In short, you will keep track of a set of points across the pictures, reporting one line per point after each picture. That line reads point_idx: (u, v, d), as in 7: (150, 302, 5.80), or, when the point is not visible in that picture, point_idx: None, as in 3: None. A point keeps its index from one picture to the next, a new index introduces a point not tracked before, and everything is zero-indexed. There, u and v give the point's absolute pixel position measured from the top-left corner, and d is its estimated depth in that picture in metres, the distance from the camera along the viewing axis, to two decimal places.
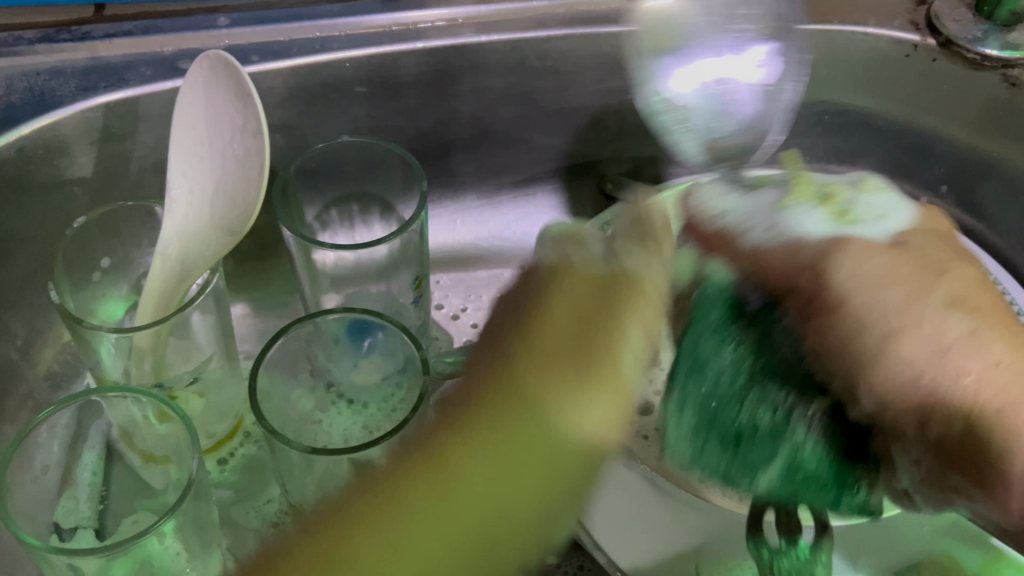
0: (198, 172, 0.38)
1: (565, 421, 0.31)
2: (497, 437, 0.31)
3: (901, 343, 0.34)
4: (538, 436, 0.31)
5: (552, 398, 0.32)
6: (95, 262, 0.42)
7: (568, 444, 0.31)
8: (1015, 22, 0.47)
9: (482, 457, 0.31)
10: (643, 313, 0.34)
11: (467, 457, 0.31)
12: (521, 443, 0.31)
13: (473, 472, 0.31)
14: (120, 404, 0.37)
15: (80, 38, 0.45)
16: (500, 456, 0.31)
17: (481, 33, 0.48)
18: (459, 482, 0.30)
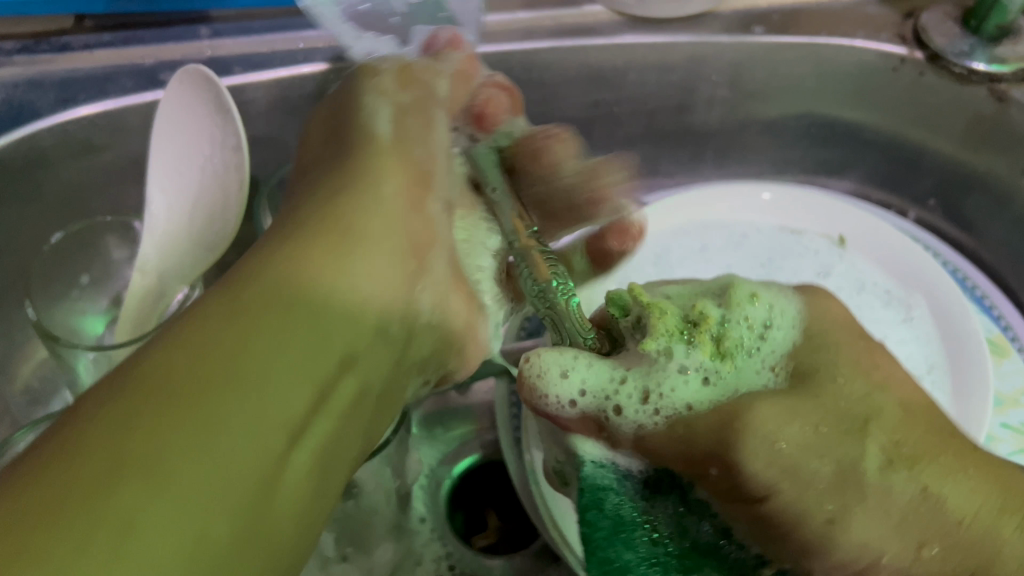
0: (178, 187, 0.37)
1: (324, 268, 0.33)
2: (205, 396, 0.27)
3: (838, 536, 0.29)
4: (310, 321, 0.31)
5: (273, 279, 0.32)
6: (76, 279, 0.42)
7: (273, 333, 0.30)
8: (1001, 36, 0.47)
9: (279, 318, 0.31)
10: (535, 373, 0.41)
11: (266, 352, 0.29)
12: (268, 311, 0.31)
13: (266, 353, 0.29)
14: None
15: (59, 50, 0.43)
16: (197, 413, 0.26)
17: (466, 44, 0.48)
18: (255, 397, 0.28)
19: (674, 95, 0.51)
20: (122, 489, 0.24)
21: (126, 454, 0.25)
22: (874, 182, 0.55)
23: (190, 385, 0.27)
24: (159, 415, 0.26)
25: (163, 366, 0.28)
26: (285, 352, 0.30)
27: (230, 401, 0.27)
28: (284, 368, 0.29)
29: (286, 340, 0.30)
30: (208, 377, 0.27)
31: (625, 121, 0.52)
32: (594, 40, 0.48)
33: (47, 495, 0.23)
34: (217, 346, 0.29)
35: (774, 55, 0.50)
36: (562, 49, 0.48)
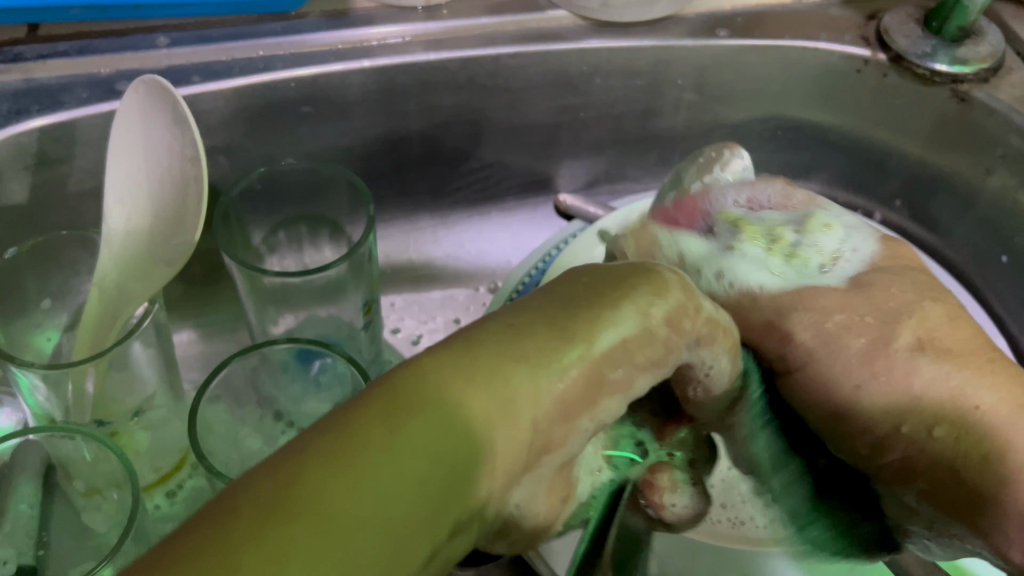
0: (137, 202, 0.36)
1: (487, 466, 0.21)
2: (531, 366, 0.22)
3: (917, 361, 0.33)
4: (451, 500, 0.20)
5: (409, 466, 0.19)
6: (38, 303, 0.41)
7: (402, 472, 0.19)
8: (963, 38, 0.48)
9: (395, 479, 0.19)
10: (668, 297, 0.25)
11: (400, 468, 0.19)
12: (408, 453, 0.19)
13: (366, 475, 0.18)
14: (60, 441, 0.36)
15: (12, 60, 0.43)
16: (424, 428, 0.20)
17: (429, 50, 0.47)
18: (348, 500, 0.18)
19: (640, 99, 0.51)
20: (303, 499, 0.18)
21: (346, 499, 0.18)
22: (839, 185, 0.55)
23: (332, 460, 0.18)
24: (341, 462, 0.18)
25: (339, 479, 0.18)
26: (408, 452, 0.19)
27: (363, 505, 0.18)
28: (356, 529, 0.18)
29: (395, 485, 0.19)
30: (338, 467, 0.18)
31: (592, 125, 0.52)
32: (559, 44, 0.48)
33: (356, 522, 0.18)
34: (314, 483, 0.18)
35: (739, 58, 0.50)
36: (527, 55, 0.48)
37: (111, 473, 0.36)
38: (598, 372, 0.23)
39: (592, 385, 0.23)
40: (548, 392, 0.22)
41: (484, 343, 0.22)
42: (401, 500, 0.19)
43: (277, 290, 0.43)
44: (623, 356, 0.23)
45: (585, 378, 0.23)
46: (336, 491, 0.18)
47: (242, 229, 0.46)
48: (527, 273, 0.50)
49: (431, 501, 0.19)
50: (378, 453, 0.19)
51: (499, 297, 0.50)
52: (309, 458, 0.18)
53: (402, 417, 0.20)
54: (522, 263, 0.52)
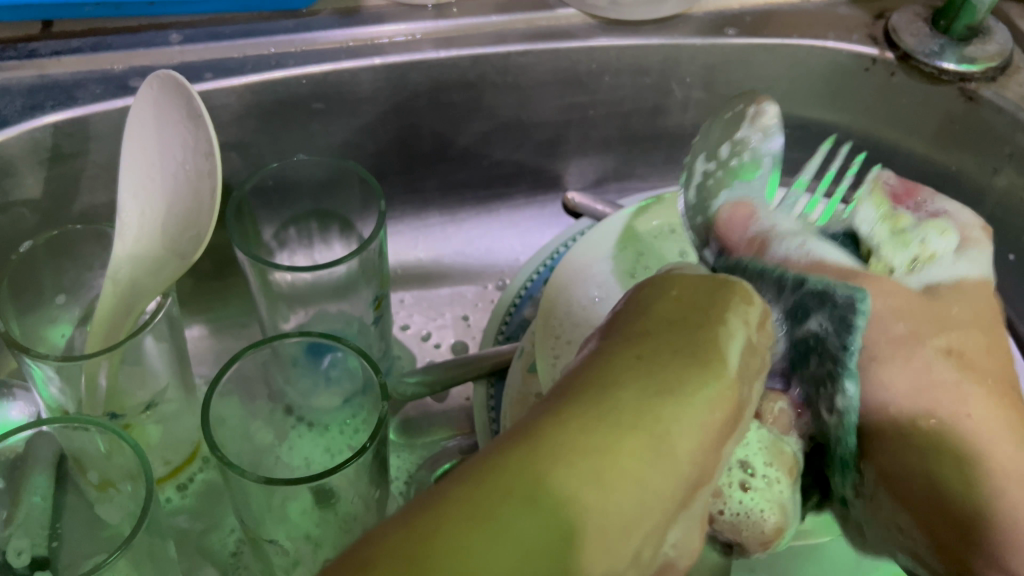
0: (150, 195, 0.36)
1: (642, 478, 0.22)
2: (682, 389, 0.23)
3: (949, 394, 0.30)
4: (608, 496, 0.21)
5: (651, 471, 0.22)
6: (52, 298, 0.42)
7: (577, 497, 0.21)
8: (969, 36, 0.48)
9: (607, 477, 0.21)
10: (756, 308, 0.26)
11: (561, 482, 0.21)
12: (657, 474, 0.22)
13: (592, 495, 0.21)
14: (74, 434, 0.36)
15: (27, 56, 0.44)
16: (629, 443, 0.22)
17: (440, 48, 0.47)
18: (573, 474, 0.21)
19: (648, 97, 0.51)
20: (552, 479, 0.21)
21: (536, 509, 0.20)
22: None
23: (517, 441, 0.22)
24: (603, 462, 0.21)
25: (583, 468, 0.21)
26: (596, 470, 0.21)
27: (597, 506, 0.21)
28: (608, 507, 0.21)
29: (594, 489, 0.21)
30: (500, 498, 0.20)
31: (601, 123, 0.53)
32: (569, 42, 0.48)
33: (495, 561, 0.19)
34: (506, 470, 0.21)
35: (747, 57, 0.50)
36: (537, 52, 0.48)
37: (125, 465, 0.36)
38: (736, 402, 0.24)
39: (733, 410, 0.24)
40: (689, 414, 0.23)
41: (578, 389, 0.23)
42: (615, 505, 0.21)
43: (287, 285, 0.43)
44: (747, 375, 0.25)
45: (729, 407, 0.24)
46: (513, 467, 0.21)
47: (253, 224, 0.46)
48: (535, 271, 0.51)
49: (665, 487, 0.22)
50: (574, 465, 0.21)
51: (508, 293, 0.50)
52: (573, 456, 0.21)
53: (531, 489, 0.20)
54: (530, 260, 0.52)
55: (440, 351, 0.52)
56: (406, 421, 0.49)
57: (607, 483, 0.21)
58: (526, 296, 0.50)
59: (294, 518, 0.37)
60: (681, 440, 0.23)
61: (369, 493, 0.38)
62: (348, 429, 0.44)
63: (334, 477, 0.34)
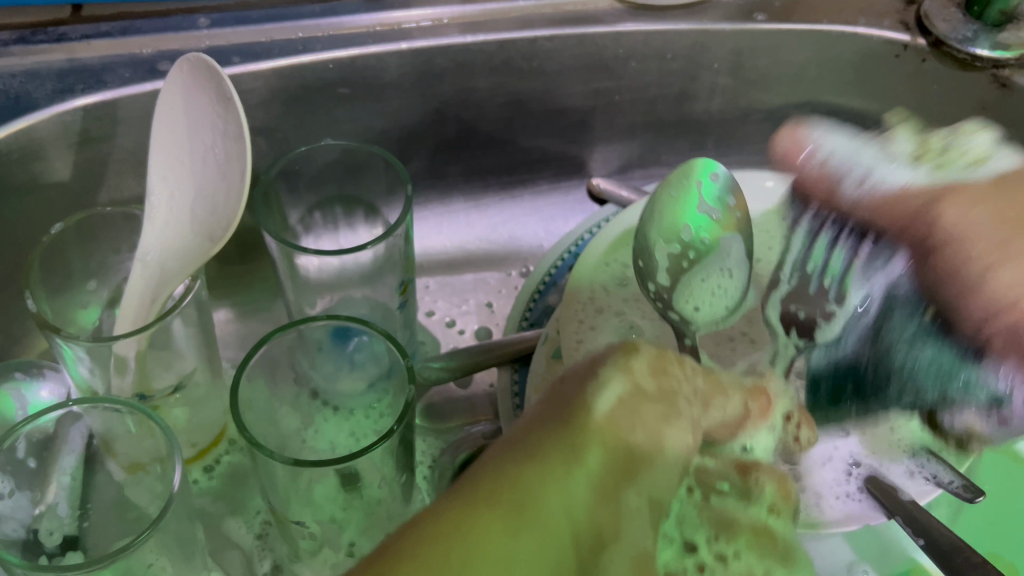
0: (178, 177, 0.37)
1: (521, 527, 0.28)
2: (563, 463, 0.30)
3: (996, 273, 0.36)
4: (525, 527, 0.28)
5: (551, 504, 0.29)
6: (81, 281, 0.42)
7: (496, 551, 0.27)
8: (1004, 23, 0.48)
9: (528, 522, 0.28)
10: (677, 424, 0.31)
11: (477, 550, 0.27)
12: (559, 511, 0.29)
13: (495, 553, 0.27)
14: (103, 415, 0.37)
15: (56, 40, 0.44)
16: (527, 510, 0.28)
17: (466, 33, 0.47)
18: (488, 557, 0.27)
19: (675, 84, 0.51)
20: (477, 526, 0.27)
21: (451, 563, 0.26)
22: None
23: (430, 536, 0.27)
24: (495, 526, 0.28)
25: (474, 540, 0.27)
26: (494, 542, 0.27)
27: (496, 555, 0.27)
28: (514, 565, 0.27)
29: (487, 541, 0.27)
30: (423, 548, 0.27)
31: (627, 109, 0.52)
32: (596, 28, 0.48)
33: None
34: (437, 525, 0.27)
35: (775, 43, 0.49)
36: (564, 38, 0.48)
37: (153, 445, 0.36)
38: (616, 439, 0.30)
39: (622, 456, 0.30)
40: (573, 480, 0.29)
41: (480, 475, 0.30)
42: (538, 539, 0.28)
43: (314, 273, 0.43)
44: (629, 417, 0.31)
45: (609, 461, 0.30)
46: (441, 529, 0.27)
47: (280, 208, 0.46)
48: (558, 258, 0.51)
49: (542, 534, 0.28)
50: (470, 539, 0.27)
51: (531, 281, 0.50)
52: (469, 515, 0.28)
53: (452, 537, 0.27)
54: (554, 247, 0.52)
55: (464, 337, 0.52)
56: (429, 406, 0.49)
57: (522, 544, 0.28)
58: (550, 283, 0.50)
59: (318, 501, 0.37)
60: (558, 512, 0.29)
61: (395, 478, 0.38)
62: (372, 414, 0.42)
63: (360, 460, 0.34)
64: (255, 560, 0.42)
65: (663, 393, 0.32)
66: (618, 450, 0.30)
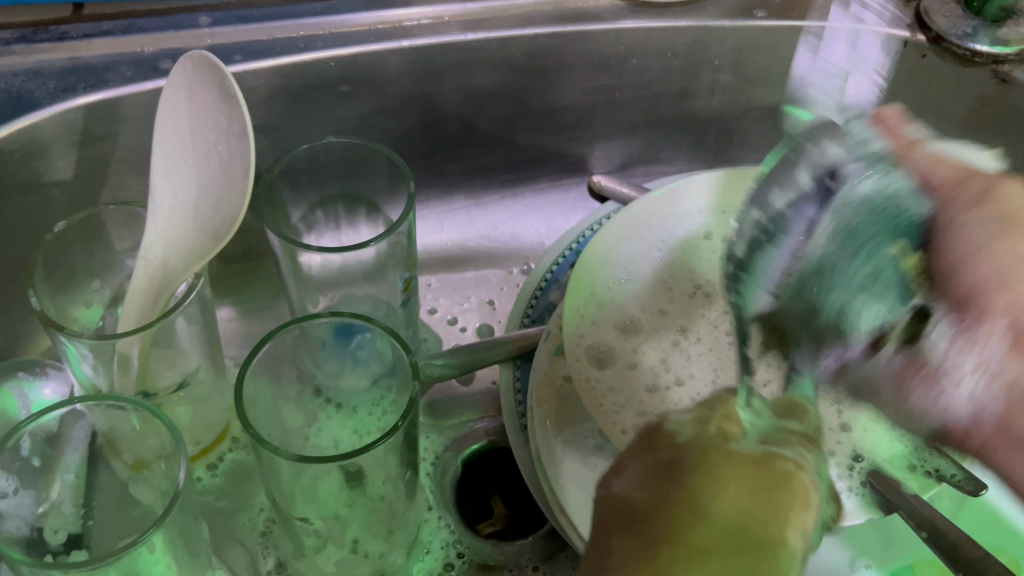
0: (182, 175, 0.37)
1: None
2: (670, 564, 0.27)
3: (1005, 236, 0.32)
4: None
5: None
6: (84, 280, 0.42)
7: None
8: (1003, 19, 0.48)
9: None
10: (811, 511, 0.29)
11: None
12: (674, 573, 0.26)
13: None
14: (107, 413, 0.37)
15: (58, 39, 0.44)
16: None
17: (467, 31, 0.47)
18: None
19: (676, 81, 0.51)
20: None
21: None
22: None
23: None
24: None
25: None
26: None
27: None
28: None
29: None
30: None
31: (627, 106, 0.52)
32: (596, 25, 0.48)
33: None
34: None
35: (775, 39, 0.50)
36: (564, 35, 0.48)
37: (157, 443, 0.36)
38: (727, 530, 0.27)
39: (732, 537, 0.27)
40: (683, 570, 0.26)
41: None
42: None
43: (316, 272, 0.44)
44: (731, 501, 0.28)
45: (723, 537, 0.27)
46: None
47: (283, 207, 0.46)
48: (559, 256, 0.51)
49: None
50: None
51: (533, 277, 0.50)
52: None
53: None
54: (555, 245, 0.52)
55: (466, 334, 0.52)
56: (432, 403, 0.49)
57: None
58: (551, 279, 0.50)
59: (322, 498, 0.37)
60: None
61: (399, 474, 0.38)
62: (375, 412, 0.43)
63: (364, 456, 0.34)
64: (258, 557, 0.42)
65: (770, 470, 0.29)
66: (715, 523, 0.28)
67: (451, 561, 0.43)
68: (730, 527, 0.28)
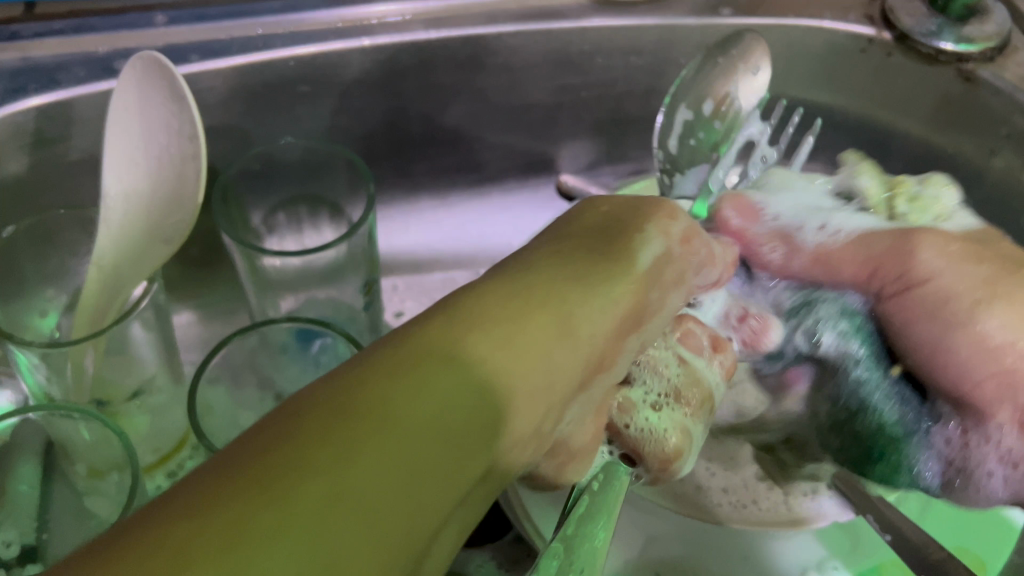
0: (134, 176, 0.35)
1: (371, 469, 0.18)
2: (372, 434, 0.18)
3: (986, 310, 0.34)
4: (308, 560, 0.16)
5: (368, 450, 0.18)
6: (37, 286, 0.41)
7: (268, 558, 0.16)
8: (968, 16, 0.48)
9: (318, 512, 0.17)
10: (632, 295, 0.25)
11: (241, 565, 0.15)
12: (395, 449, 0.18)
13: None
14: (59, 423, 0.36)
15: (9, 37, 0.43)
16: (305, 511, 0.17)
17: (430, 29, 0.47)
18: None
19: (642, 79, 0.51)
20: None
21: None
22: None
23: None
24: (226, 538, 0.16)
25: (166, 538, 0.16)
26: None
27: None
28: None
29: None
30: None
31: (593, 106, 0.52)
32: (561, 23, 0.48)
33: None
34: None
35: None
36: (528, 33, 0.47)
37: (111, 452, 0.36)
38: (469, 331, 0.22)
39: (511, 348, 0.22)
40: (418, 407, 0.19)
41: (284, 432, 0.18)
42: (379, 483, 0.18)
43: (275, 277, 0.43)
44: (514, 335, 0.22)
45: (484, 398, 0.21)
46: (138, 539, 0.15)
47: (241, 208, 0.45)
48: None
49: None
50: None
51: None
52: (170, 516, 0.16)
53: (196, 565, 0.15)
54: None
55: None
56: None
57: (387, 450, 0.18)
58: None
59: None
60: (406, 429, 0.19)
61: None
62: None
63: None
64: None
65: (569, 249, 0.26)
66: (456, 356, 0.21)
67: None
68: (524, 334, 0.22)
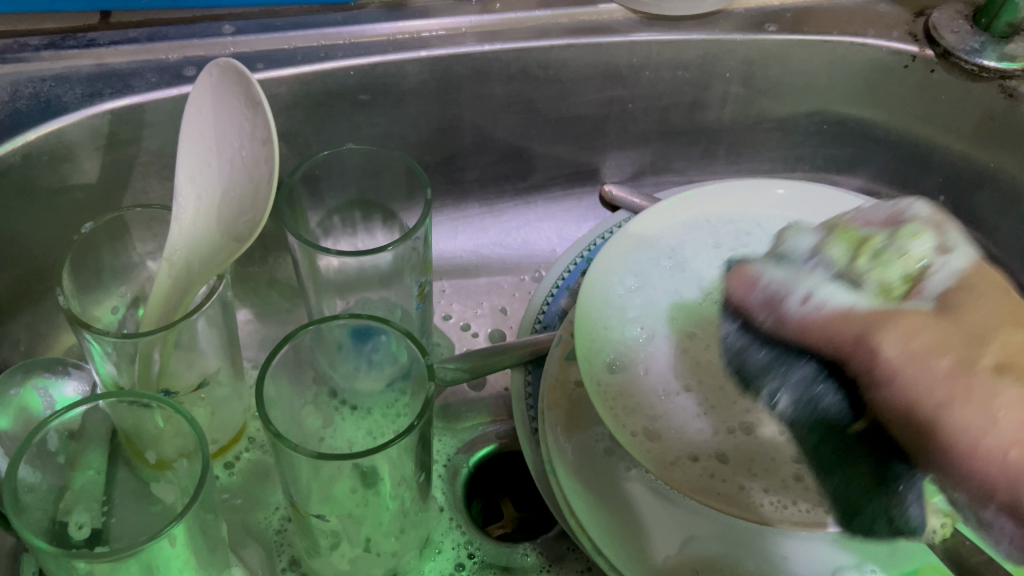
0: (207, 180, 0.38)
1: None
2: None
3: (954, 412, 0.31)
4: None
5: None
6: (108, 281, 0.43)
7: None
8: (1010, 35, 0.48)
9: None
10: None
11: None
12: None
13: None
14: (128, 412, 0.38)
15: (86, 46, 0.45)
16: None
17: (484, 42, 0.48)
18: None
19: (688, 93, 0.52)
20: None
21: None
22: (884, 180, 0.56)
23: None
24: None
25: None
26: None
27: None
28: None
29: None
30: None
31: (639, 118, 0.53)
32: (610, 38, 0.49)
33: None
34: None
35: (785, 53, 0.51)
36: (579, 47, 0.49)
37: (179, 440, 0.38)
38: None
39: None
40: None
41: None
42: None
43: (337, 279, 0.45)
44: None
45: None
46: None
47: (301, 212, 0.47)
48: (572, 263, 0.51)
49: None
50: None
51: (544, 286, 0.51)
52: None
53: None
54: (567, 252, 0.53)
55: (478, 340, 0.53)
56: (445, 407, 0.50)
57: None
58: (564, 286, 0.51)
59: (338, 496, 0.38)
60: None
61: (413, 477, 0.39)
62: (390, 413, 0.45)
63: (379, 455, 0.35)
64: (273, 555, 0.43)
65: None
66: None
67: (462, 561, 0.43)
68: None
